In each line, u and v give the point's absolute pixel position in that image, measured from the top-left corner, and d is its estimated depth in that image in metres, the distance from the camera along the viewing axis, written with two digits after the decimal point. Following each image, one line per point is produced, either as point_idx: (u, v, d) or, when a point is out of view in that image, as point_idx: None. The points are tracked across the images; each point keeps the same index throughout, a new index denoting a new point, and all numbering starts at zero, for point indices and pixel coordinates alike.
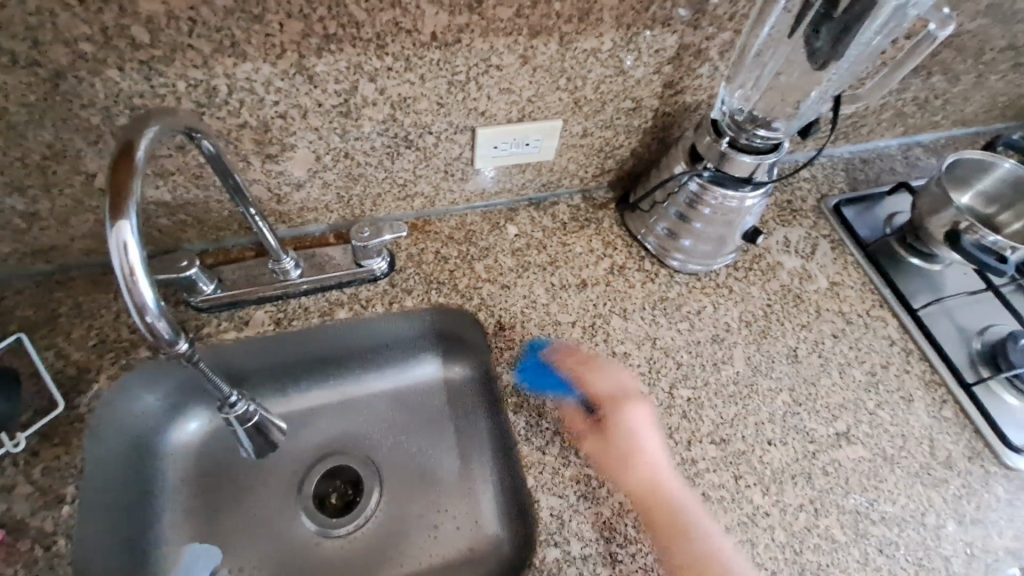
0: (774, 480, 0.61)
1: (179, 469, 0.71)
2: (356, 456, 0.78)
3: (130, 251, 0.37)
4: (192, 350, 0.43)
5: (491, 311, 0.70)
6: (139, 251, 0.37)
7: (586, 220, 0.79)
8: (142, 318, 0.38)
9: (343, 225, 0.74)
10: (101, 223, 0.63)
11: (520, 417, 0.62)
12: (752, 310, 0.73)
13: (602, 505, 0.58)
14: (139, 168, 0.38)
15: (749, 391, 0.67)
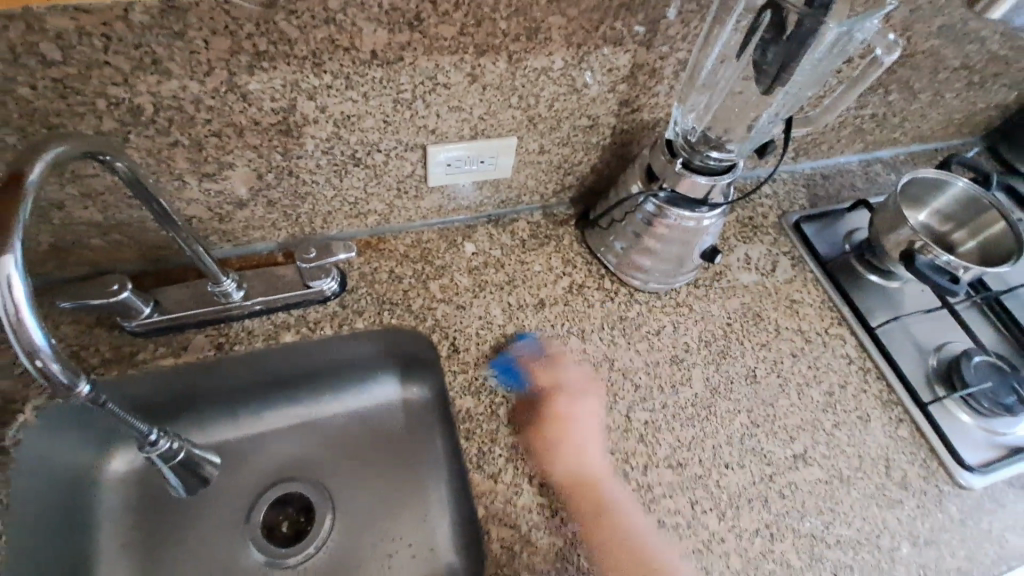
0: (730, 504, 0.61)
1: (119, 499, 0.68)
2: (309, 482, 0.74)
3: (14, 287, 0.34)
4: (97, 393, 0.41)
5: (446, 333, 0.68)
6: (26, 288, 0.35)
7: (546, 236, 0.78)
8: (33, 361, 0.36)
9: (293, 243, 0.72)
10: (28, 245, 0.60)
11: (472, 445, 0.61)
12: (712, 329, 0.73)
13: (555, 535, 0.57)
14: (28, 199, 0.36)
15: (707, 413, 0.66)
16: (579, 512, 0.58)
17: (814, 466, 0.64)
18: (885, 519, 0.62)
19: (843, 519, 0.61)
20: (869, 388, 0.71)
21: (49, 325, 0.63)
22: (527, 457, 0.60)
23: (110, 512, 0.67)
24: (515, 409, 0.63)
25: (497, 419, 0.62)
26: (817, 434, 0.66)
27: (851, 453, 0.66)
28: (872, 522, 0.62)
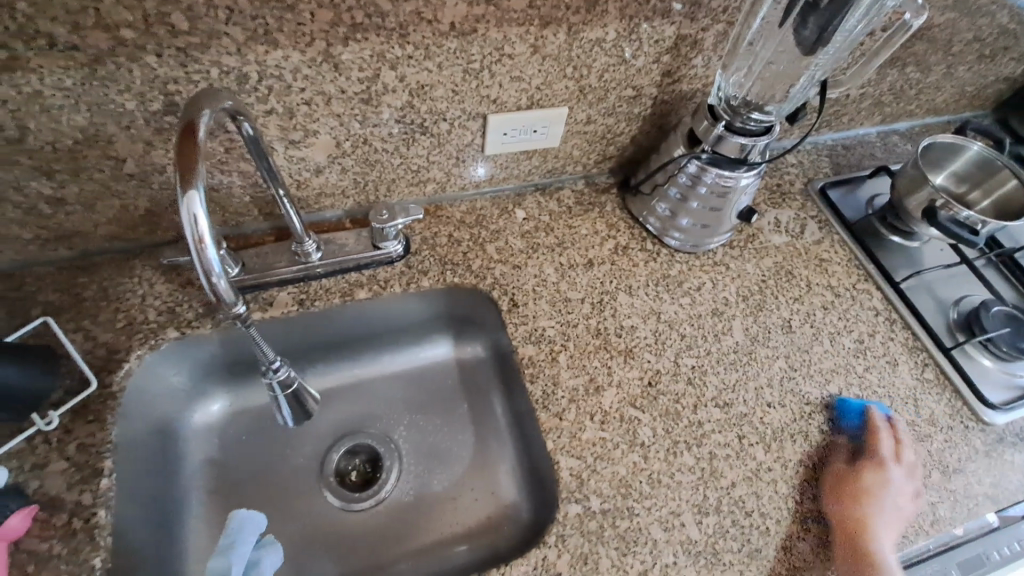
0: (775, 438, 0.66)
1: (204, 449, 0.74)
2: (374, 435, 0.81)
3: (200, 221, 0.41)
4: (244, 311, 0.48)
5: (505, 289, 0.73)
6: (206, 221, 0.41)
7: (590, 204, 0.84)
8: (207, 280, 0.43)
9: (358, 210, 0.77)
10: (127, 208, 0.65)
11: (537, 387, 0.66)
12: (748, 285, 0.78)
13: (617, 464, 0.62)
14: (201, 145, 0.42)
15: (749, 358, 0.71)
16: (637, 443, 0.63)
17: (849, 404, 0.69)
18: (918, 450, 0.67)
19: (879, 450, 0.66)
20: (896, 337, 0.76)
21: (143, 284, 0.68)
22: (587, 397, 0.66)
23: (197, 461, 0.73)
24: (573, 356, 0.69)
25: (557, 364, 0.68)
26: (851, 376, 0.72)
27: (883, 393, 0.71)
28: (906, 453, 0.67)
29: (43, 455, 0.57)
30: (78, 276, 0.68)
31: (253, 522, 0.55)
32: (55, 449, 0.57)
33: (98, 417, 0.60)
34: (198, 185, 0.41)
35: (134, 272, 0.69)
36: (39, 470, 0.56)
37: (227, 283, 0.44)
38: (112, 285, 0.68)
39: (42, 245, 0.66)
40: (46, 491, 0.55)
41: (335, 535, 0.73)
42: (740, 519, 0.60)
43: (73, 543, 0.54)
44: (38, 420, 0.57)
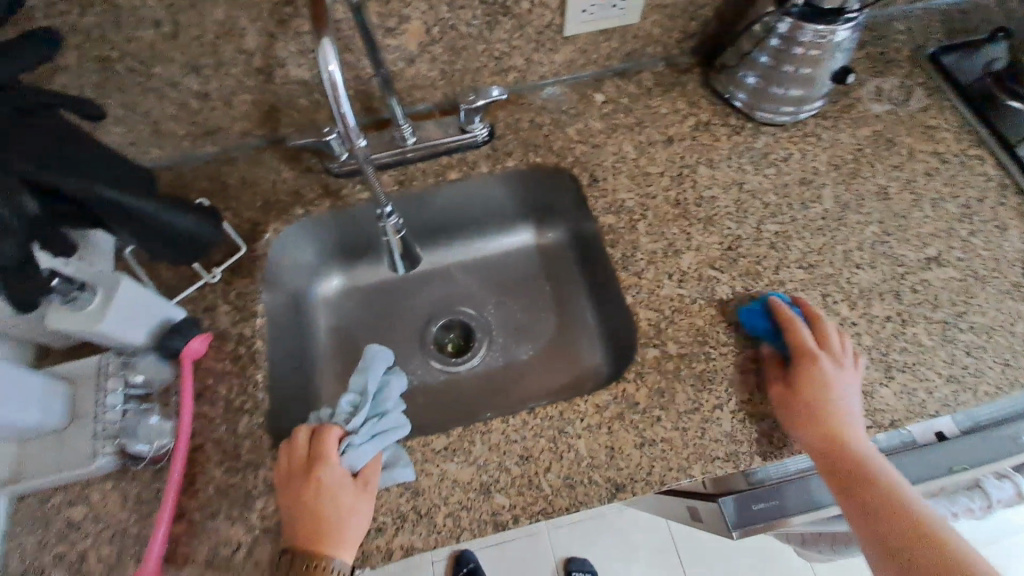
0: (861, 296, 0.66)
1: (328, 318, 0.87)
2: (466, 312, 0.90)
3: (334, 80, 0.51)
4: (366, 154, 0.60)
5: (586, 167, 0.77)
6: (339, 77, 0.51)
7: (671, 84, 0.83)
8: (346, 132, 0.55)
9: (447, 102, 0.84)
10: (257, 103, 0.76)
11: (617, 251, 0.70)
12: (839, 155, 0.75)
13: (695, 317, 0.65)
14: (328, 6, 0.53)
15: (837, 224, 0.70)
16: (715, 299, 0.66)
17: (948, 266, 0.67)
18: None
19: (979, 309, 0.64)
20: (1010, 201, 0.71)
21: (273, 171, 0.80)
22: (666, 259, 0.69)
23: (323, 327, 0.86)
24: (652, 224, 0.72)
25: (637, 231, 0.71)
26: (953, 240, 0.68)
27: (989, 255, 0.67)
28: (1010, 311, 0.64)
29: (212, 300, 0.70)
30: (222, 167, 0.80)
31: (381, 355, 0.64)
32: (220, 296, 0.70)
33: (250, 272, 0.72)
34: (327, 38, 0.51)
35: (264, 162, 0.81)
36: (210, 311, 0.69)
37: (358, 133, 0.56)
38: (249, 173, 0.80)
39: (193, 141, 0.79)
40: (217, 326, 0.68)
41: (437, 391, 0.84)
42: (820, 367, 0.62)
43: (240, 363, 0.65)
44: (206, 273, 0.70)
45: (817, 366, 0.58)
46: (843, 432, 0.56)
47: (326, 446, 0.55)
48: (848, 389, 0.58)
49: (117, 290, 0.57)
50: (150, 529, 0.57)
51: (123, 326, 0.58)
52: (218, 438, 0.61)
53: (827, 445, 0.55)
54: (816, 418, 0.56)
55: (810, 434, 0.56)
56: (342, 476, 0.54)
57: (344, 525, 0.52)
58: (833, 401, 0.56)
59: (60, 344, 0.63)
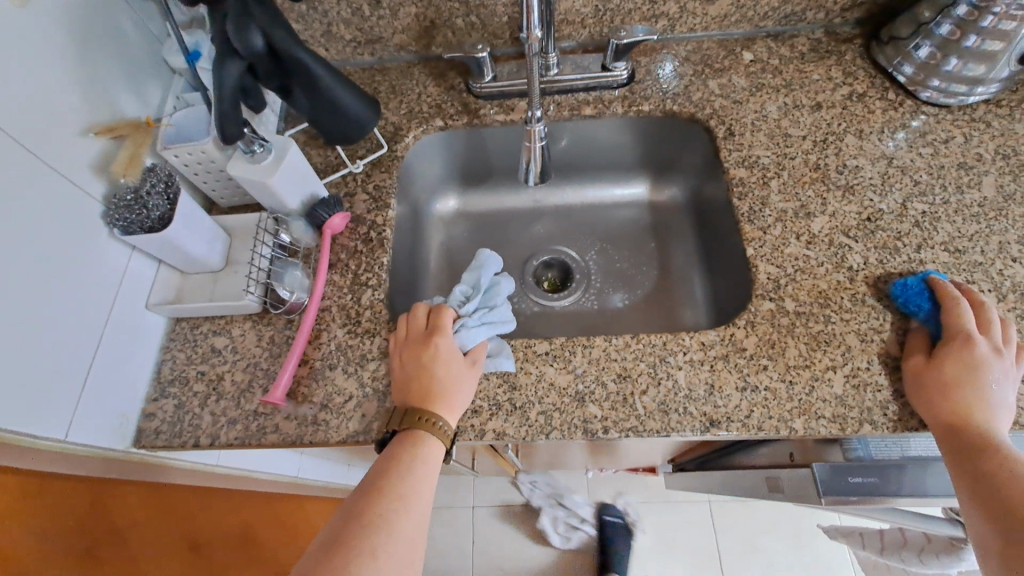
0: (1014, 290, 0.60)
1: (440, 234, 0.92)
2: (569, 251, 0.91)
3: None
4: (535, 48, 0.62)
5: (723, 120, 0.76)
6: None
7: (827, 52, 0.80)
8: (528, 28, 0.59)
9: (591, 43, 0.85)
10: (419, 17, 0.81)
11: (744, 204, 0.69)
12: (1012, 144, 0.69)
13: (819, 279, 0.63)
14: None
15: (997, 213, 0.65)
16: (844, 266, 0.64)
17: None
18: None
19: None
20: None
21: (420, 85, 0.85)
22: (796, 219, 0.67)
23: (434, 241, 0.91)
24: (786, 183, 0.70)
25: (768, 188, 0.70)
26: None
27: None
28: None
29: (353, 188, 0.76)
30: (375, 76, 0.87)
31: (491, 258, 0.68)
32: (360, 185, 0.76)
33: (388, 170, 0.78)
34: None
35: (413, 76, 0.86)
36: (350, 197, 0.76)
37: (537, 32, 0.59)
38: (398, 84, 0.85)
39: (355, 48, 0.85)
40: (354, 211, 0.74)
41: (530, 318, 0.86)
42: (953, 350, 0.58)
43: (370, 245, 0.71)
44: (352, 163, 0.77)
45: (976, 348, 0.54)
46: (990, 420, 0.52)
47: (444, 320, 0.60)
48: (1002, 380, 0.53)
49: (287, 153, 0.64)
50: (276, 367, 0.64)
51: (285, 187, 0.65)
52: (343, 304, 0.67)
53: (967, 425, 0.52)
54: (963, 397, 0.53)
55: (951, 410, 0.52)
56: (455, 348, 0.59)
57: (452, 389, 0.57)
58: (983, 387, 0.53)
59: (225, 199, 0.73)
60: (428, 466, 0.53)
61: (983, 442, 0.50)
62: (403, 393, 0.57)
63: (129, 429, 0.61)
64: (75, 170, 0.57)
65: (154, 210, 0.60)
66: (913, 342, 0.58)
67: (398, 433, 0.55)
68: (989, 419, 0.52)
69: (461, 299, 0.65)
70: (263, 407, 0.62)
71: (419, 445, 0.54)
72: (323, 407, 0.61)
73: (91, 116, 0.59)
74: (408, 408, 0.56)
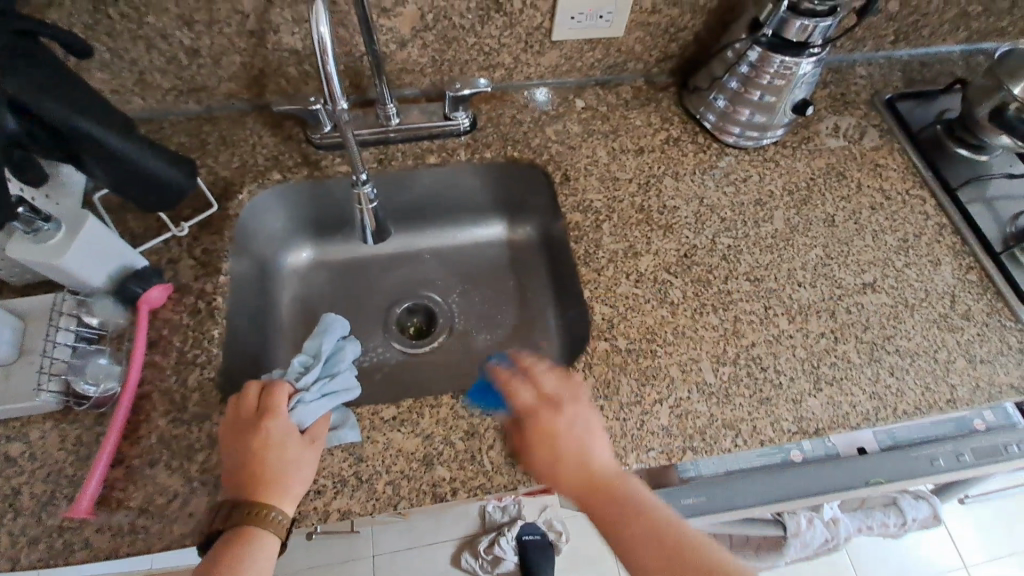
0: (801, 311, 0.70)
1: (293, 288, 0.88)
2: (430, 296, 0.91)
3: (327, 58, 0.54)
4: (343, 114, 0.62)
5: (559, 165, 0.80)
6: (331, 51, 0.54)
7: (648, 99, 0.87)
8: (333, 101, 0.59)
9: (434, 90, 0.86)
10: (245, 66, 0.77)
11: (580, 246, 0.74)
12: (796, 181, 0.81)
13: (646, 315, 0.69)
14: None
15: (786, 244, 0.75)
16: (667, 301, 0.70)
17: (882, 292, 0.73)
18: (944, 337, 0.70)
19: (904, 333, 0.70)
20: (943, 240, 0.77)
21: (255, 136, 0.81)
22: (625, 260, 0.73)
23: (287, 298, 0.86)
24: (616, 225, 0.75)
25: (601, 231, 0.75)
26: (889, 269, 0.74)
27: (919, 287, 0.73)
28: (931, 338, 0.70)
29: (177, 253, 0.70)
30: (204, 126, 0.81)
31: (336, 322, 0.67)
32: (186, 249, 0.70)
33: (219, 230, 0.73)
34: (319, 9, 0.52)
35: (247, 125, 0.82)
36: (174, 263, 0.69)
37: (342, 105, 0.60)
38: (230, 135, 0.80)
39: (176, 97, 0.79)
40: (179, 279, 0.68)
41: (394, 370, 0.85)
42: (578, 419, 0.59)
43: (197, 317, 0.66)
44: (174, 226, 0.70)
45: (563, 413, 0.59)
46: (591, 460, 0.56)
47: (277, 399, 0.57)
48: (584, 429, 0.58)
49: (83, 228, 0.58)
50: (85, 471, 0.57)
51: (83, 265, 0.59)
52: (166, 387, 0.61)
53: (597, 480, 0.55)
54: (558, 460, 0.56)
55: (575, 478, 0.56)
56: (290, 429, 0.56)
57: (287, 475, 0.54)
58: (578, 446, 0.57)
59: (15, 278, 0.64)
60: (260, 556, 0.52)
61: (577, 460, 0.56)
62: (233, 485, 0.54)
63: None
64: None
65: None
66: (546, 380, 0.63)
67: (228, 531, 0.52)
68: (604, 463, 0.56)
69: (301, 369, 0.62)
70: (67, 521, 0.55)
71: (248, 543, 0.51)
72: (142, 511, 0.55)
73: None
74: (237, 503, 0.53)
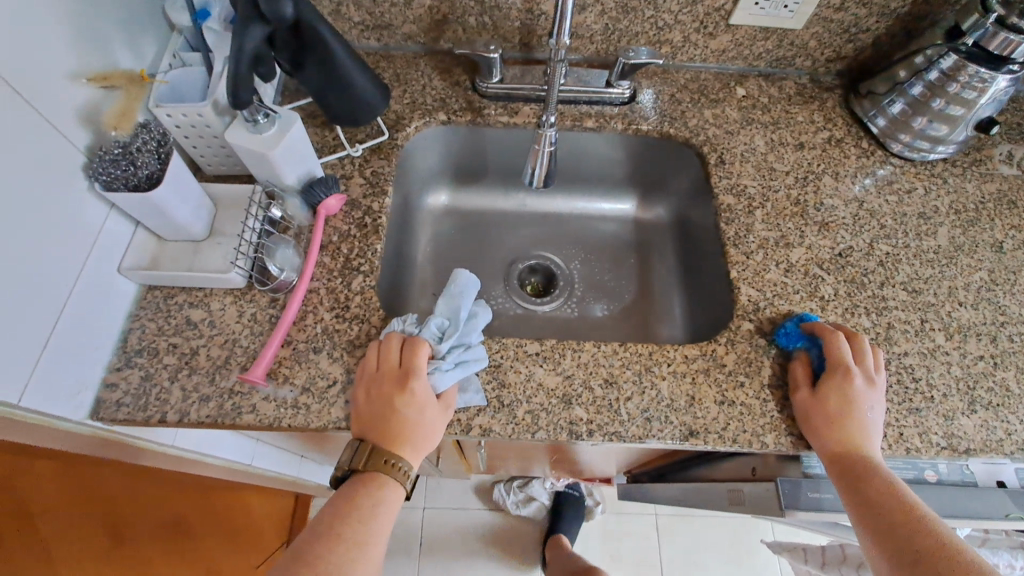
0: (959, 330, 0.67)
1: (427, 227, 0.91)
2: (554, 259, 0.92)
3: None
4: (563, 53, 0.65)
5: (715, 148, 0.80)
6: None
7: (812, 97, 0.86)
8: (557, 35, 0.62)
9: (596, 60, 0.88)
10: (432, 9, 0.81)
11: (731, 228, 0.73)
12: (963, 201, 0.77)
13: (794, 305, 0.67)
14: None
15: (948, 261, 0.72)
16: (817, 295, 0.68)
17: None
18: None
19: None
20: None
21: (425, 77, 0.85)
22: (776, 248, 0.72)
23: (422, 234, 0.90)
24: (770, 213, 0.74)
25: (753, 216, 0.74)
26: None
27: None
28: None
29: (349, 170, 0.75)
30: (379, 62, 0.86)
31: (473, 286, 0.64)
32: (357, 169, 0.75)
33: (387, 156, 0.77)
34: None
35: (419, 67, 0.86)
36: (346, 179, 0.74)
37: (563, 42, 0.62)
38: (403, 73, 0.85)
39: (362, 31, 0.84)
40: (350, 195, 0.73)
41: (511, 320, 0.86)
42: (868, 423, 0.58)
43: (363, 231, 0.70)
44: (350, 146, 0.75)
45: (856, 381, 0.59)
46: (868, 444, 0.57)
47: (417, 359, 0.57)
48: (875, 408, 0.59)
49: (291, 129, 0.62)
50: (257, 346, 0.62)
51: (283, 162, 0.64)
52: (332, 287, 0.66)
53: (852, 454, 0.56)
54: (846, 428, 0.57)
55: (839, 442, 0.57)
56: (429, 393, 0.57)
57: (422, 436, 0.56)
58: (859, 416, 0.58)
59: (212, 166, 0.70)
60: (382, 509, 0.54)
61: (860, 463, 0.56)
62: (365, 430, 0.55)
63: (88, 399, 0.57)
64: (60, 114, 0.53)
65: (142, 168, 0.57)
66: (797, 374, 0.61)
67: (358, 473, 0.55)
68: (869, 445, 0.57)
69: (437, 333, 0.61)
70: (239, 386, 0.60)
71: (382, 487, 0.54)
72: (305, 390, 0.60)
73: (82, 61, 0.55)
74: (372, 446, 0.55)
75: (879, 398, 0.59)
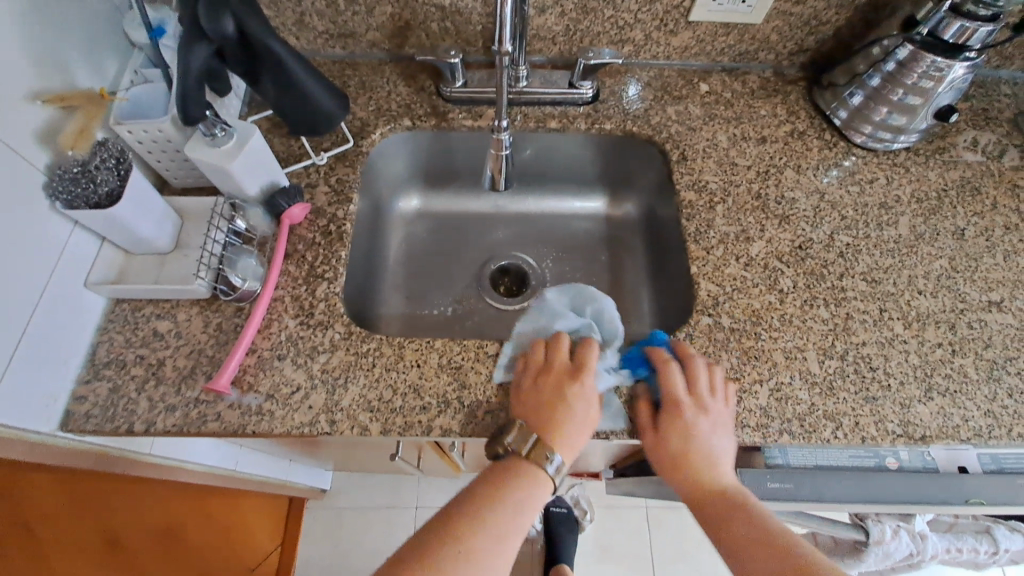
0: (918, 319, 0.68)
1: (399, 231, 0.92)
2: (526, 259, 0.93)
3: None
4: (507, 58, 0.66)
5: (677, 145, 0.81)
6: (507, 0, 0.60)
7: (775, 90, 0.86)
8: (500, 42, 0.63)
9: (560, 60, 0.89)
10: (393, 17, 0.82)
11: (691, 224, 0.74)
12: (925, 190, 0.78)
13: (753, 299, 0.68)
14: None
15: (908, 250, 0.73)
16: (776, 288, 0.69)
17: (1008, 313, 0.69)
18: None
19: None
20: None
21: (390, 84, 0.86)
22: (736, 243, 0.72)
23: (393, 239, 0.91)
24: (730, 208, 0.75)
25: (714, 212, 0.75)
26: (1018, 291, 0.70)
27: None
28: None
29: (315, 179, 0.76)
30: (345, 70, 0.87)
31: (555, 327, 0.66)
32: (322, 177, 0.76)
33: (352, 164, 0.78)
34: None
35: (384, 74, 0.87)
36: (312, 188, 0.75)
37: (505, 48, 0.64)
38: (368, 81, 0.86)
39: (327, 40, 0.85)
40: (316, 203, 0.74)
41: (482, 321, 0.86)
42: (714, 453, 0.58)
43: (328, 238, 0.71)
44: (315, 155, 0.76)
45: (692, 408, 0.58)
46: (719, 480, 0.57)
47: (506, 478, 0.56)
48: (715, 435, 0.58)
49: (249, 140, 0.63)
50: (223, 355, 0.63)
51: (244, 174, 0.65)
52: (297, 295, 0.67)
53: (706, 495, 0.57)
54: (689, 465, 0.58)
55: (693, 484, 0.58)
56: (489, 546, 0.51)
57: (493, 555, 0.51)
58: (702, 453, 0.58)
59: (178, 179, 0.71)
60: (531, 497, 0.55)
61: (716, 509, 0.56)
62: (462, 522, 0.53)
63: (57, 412, 0.59)
64: (18, 135, 0.54)
65: (102, 185, 0.58)
66: (640, 407, 0.61)
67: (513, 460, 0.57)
68: (718, 479, 0.57)
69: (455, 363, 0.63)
70: (205, 395, 0.61)
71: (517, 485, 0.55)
72: (269, 398, 0.61)
73: (40, 81, 0.57)
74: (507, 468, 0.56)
75: (721, 417, 0.59)
